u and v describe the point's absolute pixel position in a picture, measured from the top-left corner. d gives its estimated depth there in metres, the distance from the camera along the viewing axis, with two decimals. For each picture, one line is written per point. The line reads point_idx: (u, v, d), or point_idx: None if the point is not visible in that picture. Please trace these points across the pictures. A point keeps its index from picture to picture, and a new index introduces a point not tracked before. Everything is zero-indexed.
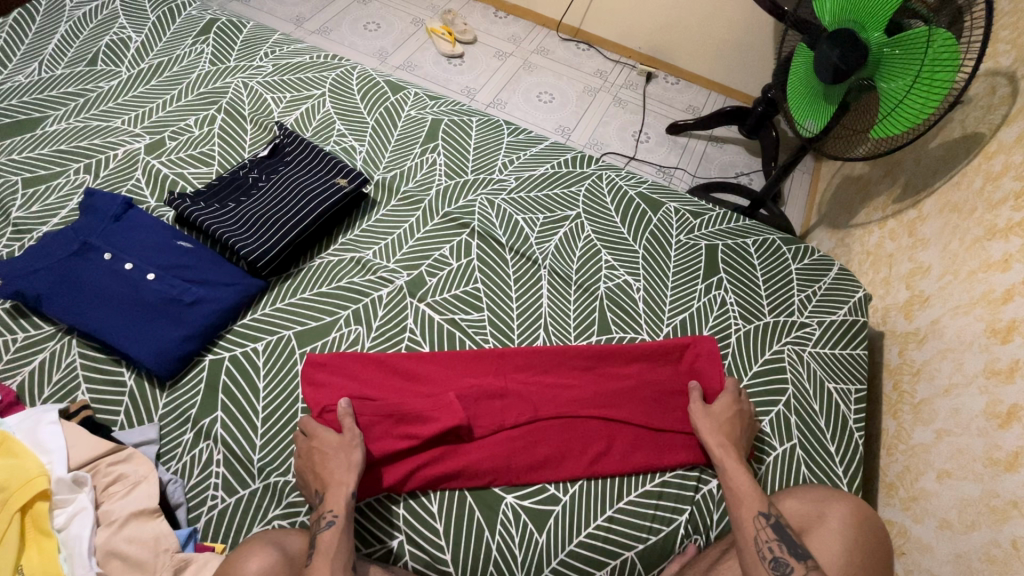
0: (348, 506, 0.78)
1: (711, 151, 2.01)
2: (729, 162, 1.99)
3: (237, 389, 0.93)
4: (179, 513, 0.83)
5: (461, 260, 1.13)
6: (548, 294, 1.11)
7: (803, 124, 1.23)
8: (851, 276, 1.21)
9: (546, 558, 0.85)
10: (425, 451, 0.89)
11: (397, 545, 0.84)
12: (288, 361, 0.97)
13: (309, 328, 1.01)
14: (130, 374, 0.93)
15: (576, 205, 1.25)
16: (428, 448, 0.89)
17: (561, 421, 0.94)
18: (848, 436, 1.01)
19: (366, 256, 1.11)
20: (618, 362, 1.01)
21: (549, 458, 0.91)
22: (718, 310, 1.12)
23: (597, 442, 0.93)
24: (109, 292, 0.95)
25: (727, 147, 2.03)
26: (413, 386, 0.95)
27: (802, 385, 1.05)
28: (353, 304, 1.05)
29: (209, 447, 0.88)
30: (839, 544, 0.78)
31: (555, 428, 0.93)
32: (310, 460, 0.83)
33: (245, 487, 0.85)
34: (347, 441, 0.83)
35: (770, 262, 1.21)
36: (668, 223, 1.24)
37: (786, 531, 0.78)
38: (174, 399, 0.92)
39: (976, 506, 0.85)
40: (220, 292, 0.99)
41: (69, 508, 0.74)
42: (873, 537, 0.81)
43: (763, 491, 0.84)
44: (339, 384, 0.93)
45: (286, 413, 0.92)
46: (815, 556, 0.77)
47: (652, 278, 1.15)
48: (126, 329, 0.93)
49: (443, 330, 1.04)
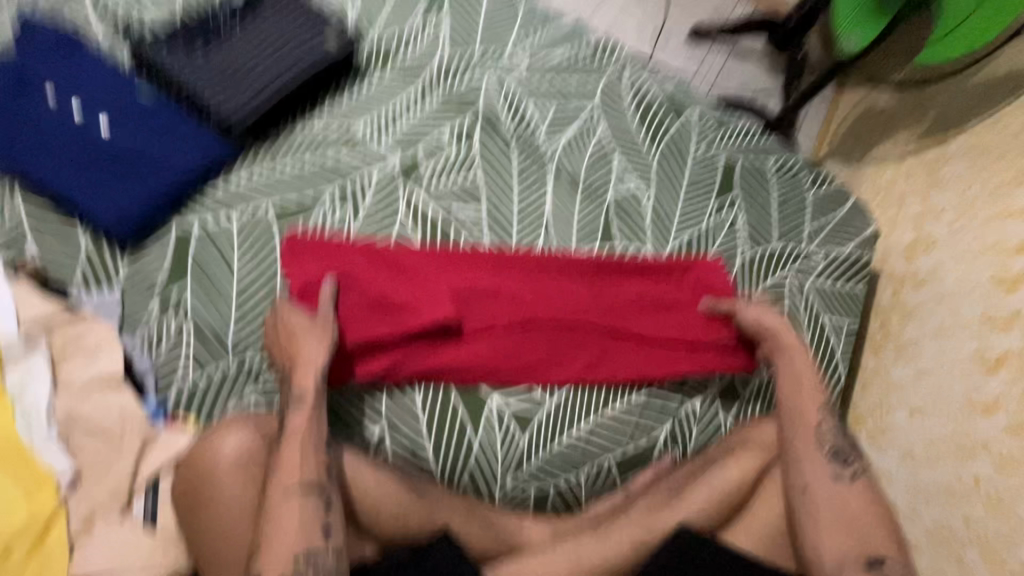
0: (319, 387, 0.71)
1: (733, 63, 1.86)
2: (749, 78, 1.86)
3: (206, 259, 0.84)
4: (148, 382, 0.77)
5: (461, 146, 1.02)
6: (553, 194, 1.03)
7: (847, 38, 1.14)
8: (863, 212, 1.16)
9: (526, 456, 0.86)
10: (413, 344, 0.85)
11: (377, 434, 0.83)
12: (263, 237, 0.87)
13: (288, 201, 0.90)
14: (86, 233, 0.82)
15: (592, 98, 1.12)
16: (416, 342, 0.85)
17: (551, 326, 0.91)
18: (833, 368, 1.02)
19: (355, 129, 0.99)
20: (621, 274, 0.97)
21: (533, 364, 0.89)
22: (727, 231, 1.07)
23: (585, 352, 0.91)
24: (60, 139, 0.83)
25: (749, 62, 1.87)
26: (403, 276, 0.89)
27: (797, 314, 1.03)
28: (338, 181, 0.94)
29: (178, 319, 0.80)
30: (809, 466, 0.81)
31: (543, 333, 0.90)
32: (278, 337, 0.78)
33: (219, 364, 0.80)
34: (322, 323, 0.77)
35: (788, 186, 1.14)
36: (689, 132, 1.14)
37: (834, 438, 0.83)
38: (139, 265, 0.82)
39: (945, 444, 0.88)
40: (187, 153, 0.88)
41: (14, 368, 0.70)
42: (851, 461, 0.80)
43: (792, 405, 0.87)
44: (324, 268, 0.86)
45: (263, 291, 0.84)
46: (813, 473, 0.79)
47: (664, 189, 1.07)
48: (80, 184, 0.82)
49: (438, 221, 0.96)
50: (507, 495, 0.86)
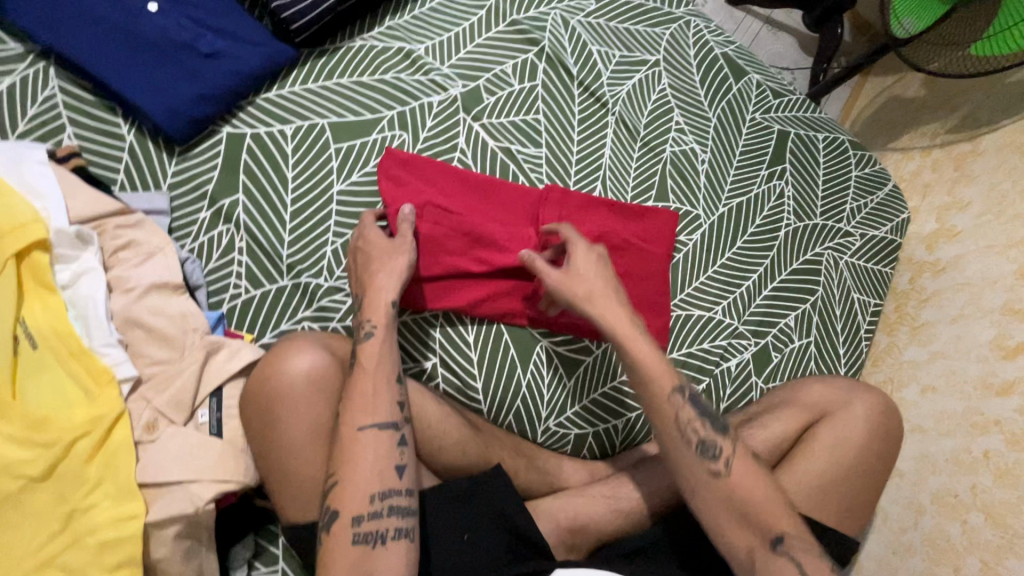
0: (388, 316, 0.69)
1: (765, 36, 1.83)
2: (779, 54, 1.84)
3: (260, 172, 0.80)
4: (200, 295, 0.73)
5: (524, 83, 0.98)
6: (612, 143, 1.00)
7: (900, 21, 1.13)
8: (900, 197, 1.19)
9: (571, 401, 0.88)
10: (497, 283, 0.85)
11: (431, 366, 0.82)
12: (321, 155, 0.84)
13: (348, 122, 0.86)
14: (129, 129, 0.76)
15: (658, 50, 1.09)
16: (501, 281, 0.85)
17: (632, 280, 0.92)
18: (858, 342, 1.06)
19: (417, 51, 0.93)
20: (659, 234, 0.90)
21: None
22: (774, 201, 1.08)
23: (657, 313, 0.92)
24: (102, 15, 0.74)
25: (781, 36, 1.85)
26: (494, 210, 0.88)
27: (830, 290, 1.06)
28: (399, 106, 0.90)
29: (230, 232, 0.77)
30: (863, 430, 0.77)
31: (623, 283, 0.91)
32: (355, 261, 0.74)
33: (273, 282, 0.77)
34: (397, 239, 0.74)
35: (835, 162, 1.15)
36: (747, 96, 1.12)
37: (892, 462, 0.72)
38: (186, 169, 0.77)
39: (956, 419, 0.93)
40: (244, 52, 0.81)
41: (72, 267, 0.64)
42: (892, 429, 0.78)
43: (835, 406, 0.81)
44: (419, 188, 0.84)
45: (320, 211, 0.81)
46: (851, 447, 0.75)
47: (719, 152, 1.07)
48: (125, 70, 0.74)
49: (497, 158, 0.93)
50: (549, 436, 0.87)
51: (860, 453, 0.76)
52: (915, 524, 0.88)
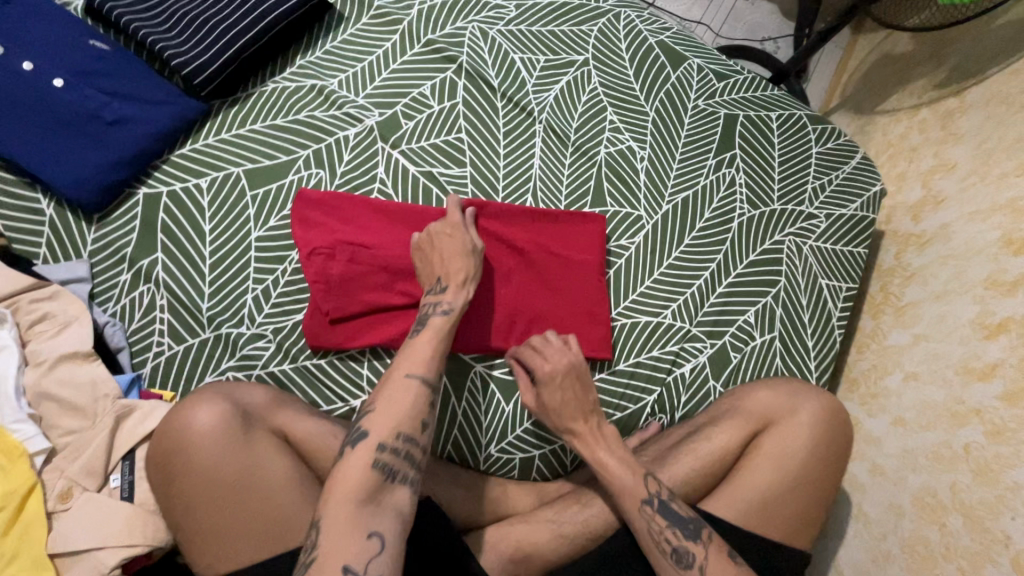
0: (457, 279, 0.76)
1: (740, 7, 1.74)
2: (758, 23, 1.75)
3: (177, 229, 0.82)
4: (121, 358, 0.76)
5: (444, 103, 0.96)
6: (541, 153, 0.97)
7: None
8: (871, 167, 1.11)
9: (511, 426, 0.86)
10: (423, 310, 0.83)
11: (360, 405, 0.81)
12: (237, 204, 0.84)
13: (262, 167, 0.87)
14: (48, 203, 0.79)
15: (586, 49, 1.05)
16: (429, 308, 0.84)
17: (567, 292, 0.89)
18: (829, 332, 0.99)
19: (330, 86, 0.93)
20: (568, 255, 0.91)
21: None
22: (725, 190, 1.02)
23: (597, 324, 0.89)
24: (9, 98, 0.77)
25: (757, 5, 1.75)
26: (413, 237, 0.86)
27: (794, 278, 1.00)
28: (314, 144, 0.90)
29: (151, 291, 0.79)
30: (810, 439, 0.75)
31: (556, 296, 0.89)
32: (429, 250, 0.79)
33: (194, 336, 0.78)
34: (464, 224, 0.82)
35: (792, 140, 1.08)
36: (688, 83, 1.07)
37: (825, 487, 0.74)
38: (105, 235, 0.80)
39: (937, 409, 0.86)
40: (150, 112, 0.82)
41: None
42: (842, 436, 0.76)
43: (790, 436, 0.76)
44: (333, 227, 0.83)
45: (238, 262, 0.82)
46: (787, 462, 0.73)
47: (659, 147, 1.02)
48: (35, 148, 0.77)
49: (418, 183, 0.92)
50: (492, 463, 0.86)
51: (802, 464, 0.73)
52: (896, 528, 0.82)
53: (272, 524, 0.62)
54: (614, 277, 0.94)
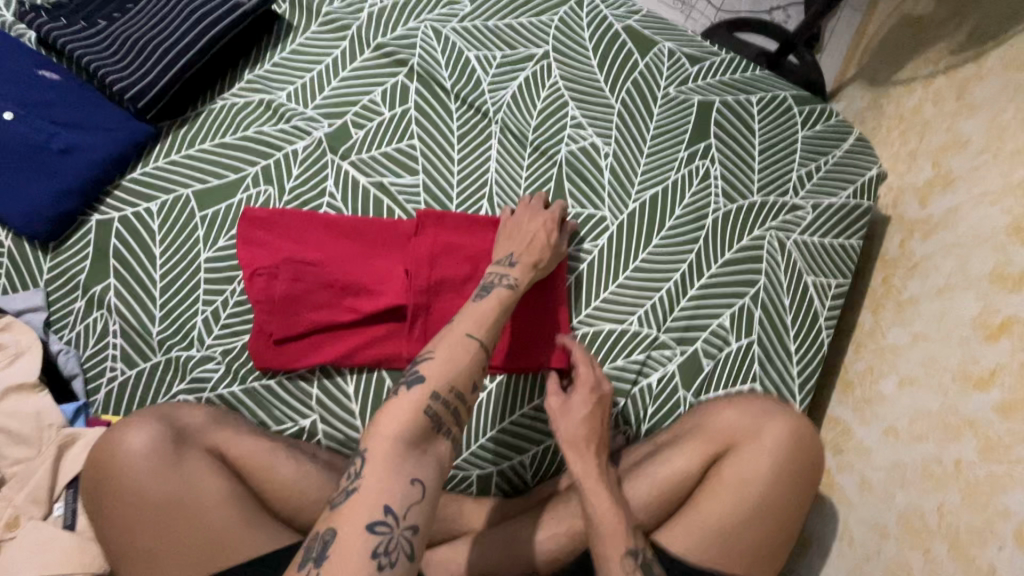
0: (530, 261, 0.79)
1: None
2: None
3: (130, 254, 0.83)
4: (76, 385, 0.77)
5: (395, 109, 0.94)
6: (497, 155, 0.93)
7: None
8: (868, 148, 1.01)
9: (466, 442, 0.84)
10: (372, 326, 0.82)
11: (310, 424, 0.80)
12: (186, 226, 0.85)
13: (211, 187, 0.87)
14: (5, 235, 0.82)
15: (546, 40, 0.99)
16: (377, 323, 0.82)
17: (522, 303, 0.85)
18: (815, 333, 0.91)
19: (278, 99, 0.92)
20: None
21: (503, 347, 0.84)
22: (699, 183, 0.95)
23: (551, 335, 0.85)
24: None
25: None
26: (359, 250, 0.84)
27: (775, 276, 0.92)
28: (262, 160, 0.89)
29: (104, 316, 0.80)
30: (777, 465, 0.69)
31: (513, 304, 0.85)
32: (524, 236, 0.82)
33: (146, 360, 0.79)
34: (530, 208, 0.86)
35: (775, 124, 0.99)
36: (658, 69, 0.99)
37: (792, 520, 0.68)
38: (60, 264, 0.82)
39: (930, 419, 0.78)
40: (97, 140, 0.83)
41: None
42: (811, 459, 0.70)
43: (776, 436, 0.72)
44: (279, 245, 0.82)
45: (188, 284, 0.82)
46: (746, 490, 0.68)
47: (626, 141, 0.96)
48: None
49: (369, 195, 0.89)
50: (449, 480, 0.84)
51: (762, 492, 0.68)
52: (880, 551, 0.76)
53: (204, 538, 0.63)
54: (575, 284, 0.90)
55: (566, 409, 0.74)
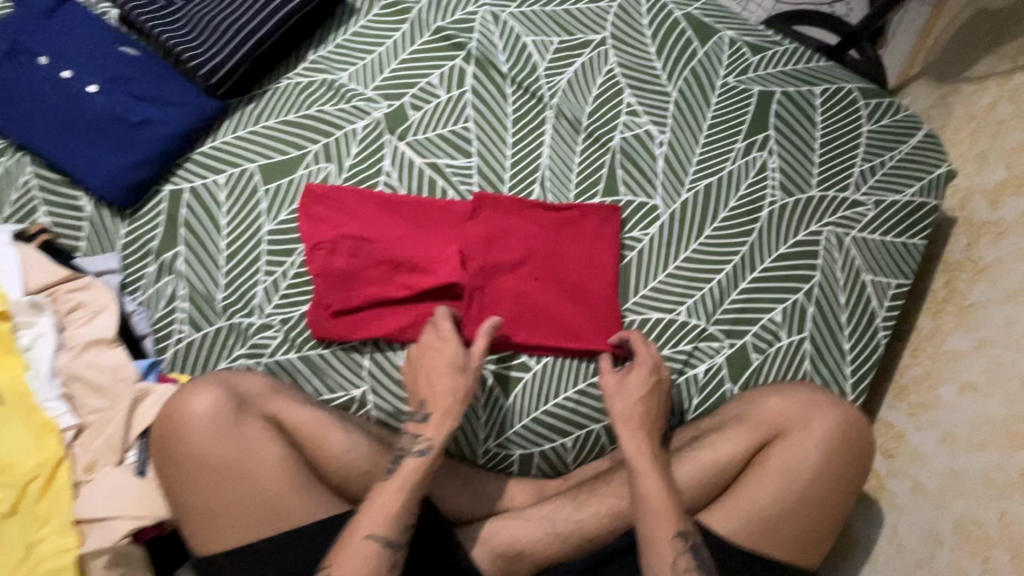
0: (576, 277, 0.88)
1: None
2: None
3: (198, 224, 0.87)
4: (146, 343, 0.83)
5: (451, 92, 0.95)
6: (551, 141, 0.93)
7: None
8: (937, 146, 0.96)
9: (509, 421, 0.85)
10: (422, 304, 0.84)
11: (360, 394, 0.83)
12: (251, 199, 0.88)
13: (275, 163, 0.90)
14: (87, 200, 0.87)
15: (604, 27, 0.98)
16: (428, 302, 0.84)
17: (571, 291, 0.87)
18: (871, 333, 0.88)
19: (339, 79, 0.94)
20: (573, 252, 0.88)
21: (551, 333, 0.85)
22: (755, 175, 0.93)
23: (597, 326, 0.86)
24: (52, 105, 0.85)
25: None
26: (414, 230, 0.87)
27: (831, 273, 0.90)
28: (323, 138, 0.91)
29: (173, 281, 0.85)
30: (827, 455, 0.68)
31: (561, 291, 0.87)
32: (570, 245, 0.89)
33: (210, 324, 0.83)
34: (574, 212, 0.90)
35: (837, 117, 0.96)
36: (718, 58, 0.98)
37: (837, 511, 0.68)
38: (135, 230, 0.86)
39: (993, 427, 0.75)
40: (172, 114, 0.87)
41: (31, 330, 0.75)
42: (863, 450, 0.69)
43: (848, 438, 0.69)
44: (337, 221, 0.85)
45: (250, 254, 0.86)
46: (793, 478, 0.68)
47: (682, 130, 0.95)
48: (75, 151, 0.85)
49: (423, 175, 0.91)
50: (490, 457, 0.85)
51: (810, 483, 0.67)
52: (933, 558, 0.74)
53: (260, 511, 0.65)
54: (624, 271, 0.89)
55: (620, 390, 0.75)
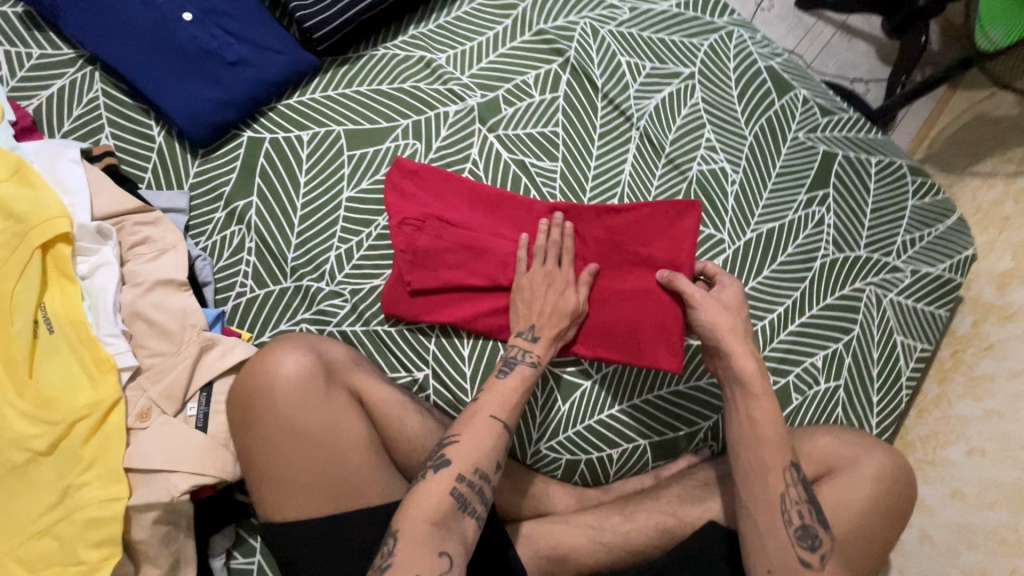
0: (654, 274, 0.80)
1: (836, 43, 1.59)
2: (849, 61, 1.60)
3: (275, 176, 0.83)
4: (207, 292, 0.78)
5: (545, 94, 0.96)
6: (633, 160, 0.96)
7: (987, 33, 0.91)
8: (966, 229, 1.04)
9: (563, 426, 0.86)
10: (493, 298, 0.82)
11: (422, 377, 0.82)
12: (333, 161, 0.86)
13: (363, 130, 0.88)
14: (159, 131, 0.82)
15: (693, 62, 1.03)
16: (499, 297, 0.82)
17: (642, 299, 0.80)
18: (897, 389, 0.95)
19: (437, 60, 0.93)
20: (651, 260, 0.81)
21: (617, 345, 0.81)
22: (812, 228, 0.99)
23: (666, 343, 0.79)
24: (142, 25, 0.80)
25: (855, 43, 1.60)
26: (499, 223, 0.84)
27: (868, 329, 0.97)
28: (415, 115, 0.90)
29: (242, 232, 0.81)
30: (875, 500, 0.73)
31: (636, 301, 0.81)
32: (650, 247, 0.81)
33: (276, 283, 0.80)
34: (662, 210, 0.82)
35: (887, 188, 1.03)
36: (791, 112, 1.04)
37: (873, 548, 0.72)
38: (207, 171, 0.82)
39: (1002, 489, 0.84)
40: (267, 60, 0.83)
41: (92, 259, 0.70)
42: (903, 489, 0.75)
43: (895, 484, 0.74)
44: (422, 200, 0.84)
45: (326, 217, 0.83)
46: (839, 512, 0.72)
47: (753, 173, 1.00)
48: (159, 78, 0.80)
49: (509, 171, 0.92)
50: (538, 459, 0.86)
51: (856, 518, 0.72)
52: None
53: (339, 485, 0.63)
54: None
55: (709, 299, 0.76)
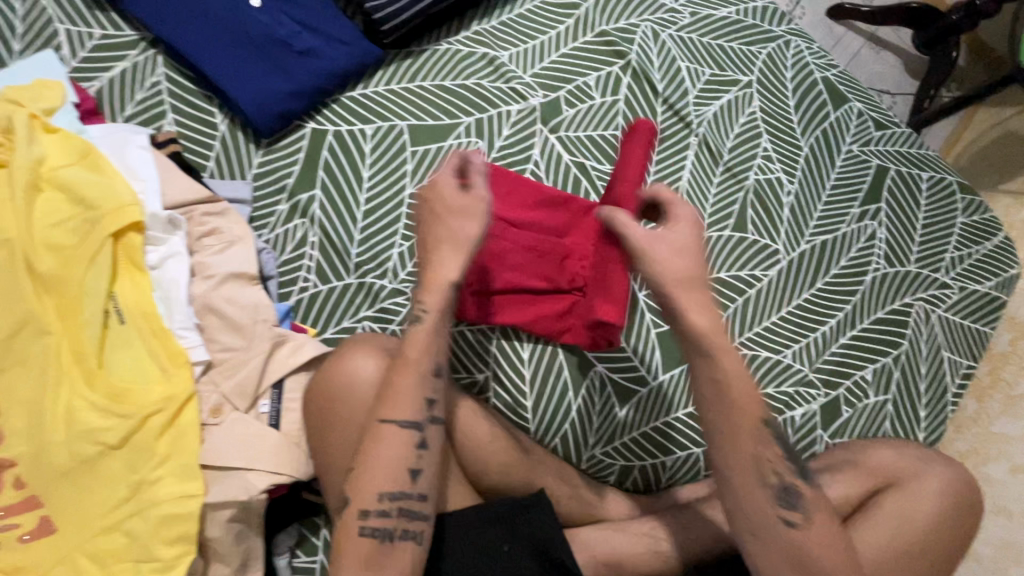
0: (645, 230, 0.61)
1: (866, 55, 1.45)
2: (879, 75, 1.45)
3: (339, 169, 0.82)
4: (271, 285, 0.77)
5: (605, 97, 0.95)
6: (691, 167, 0.96)
7: None
8: (1012, 249, 1.05)
9: (619, 432, 0.86)
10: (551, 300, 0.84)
11: (483, 380, 0.83)
12: (397, 157, 0.84)
13: (426, 126, 0.86)
14: (222, 119, 0.81)
15: (751, 70, 1.02)
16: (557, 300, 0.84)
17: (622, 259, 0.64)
18: (943, 405, 0.96)
19: (501, 58, 0.92)
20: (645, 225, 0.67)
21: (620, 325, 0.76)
22: (864, 241, 0.99)
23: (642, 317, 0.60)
24: (210, 9, 0.78)
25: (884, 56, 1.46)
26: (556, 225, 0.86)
27: (917, 344, 0.97)
28: (478, 113, 0.89)
29: (305, 226, 0.79)
30: (940, 514, 0.73)
31: None
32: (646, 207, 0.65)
33: (339, 279, 0.78)
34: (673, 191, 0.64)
35: (937, 206, 1.04)
36: (846, 125, 1.04)
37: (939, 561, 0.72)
38: (271, 161, 0.81)
39: None
40: (334, 50, 0.82)
41: (161, 249, 0.68)
42: (970, 504, 0.75)
43: (960, 499, 0.74)
44: (486, 200, 0.84)
45: (390, 213, 0.82)
46: (905, 523, 0.72)
47: (808, 184, 1.00)
48: (225, 65, 0.78)
49: (570, 173, 0.91)
50: (593, 464, 0.85)
51: (922, 530, 0.72)
52: None
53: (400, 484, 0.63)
54: (743, 307, 0.92)
55: (654, 238, 0.60)
